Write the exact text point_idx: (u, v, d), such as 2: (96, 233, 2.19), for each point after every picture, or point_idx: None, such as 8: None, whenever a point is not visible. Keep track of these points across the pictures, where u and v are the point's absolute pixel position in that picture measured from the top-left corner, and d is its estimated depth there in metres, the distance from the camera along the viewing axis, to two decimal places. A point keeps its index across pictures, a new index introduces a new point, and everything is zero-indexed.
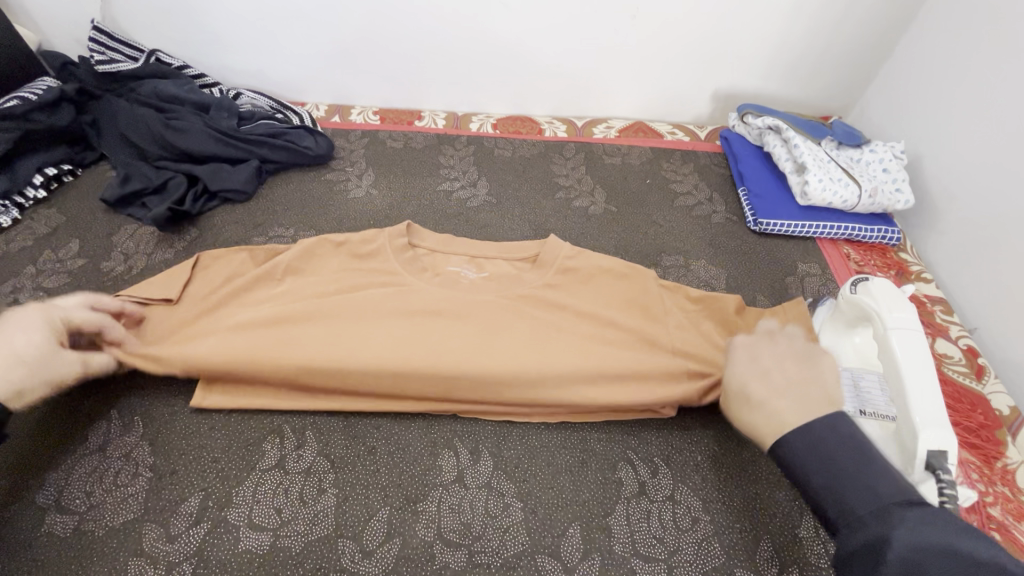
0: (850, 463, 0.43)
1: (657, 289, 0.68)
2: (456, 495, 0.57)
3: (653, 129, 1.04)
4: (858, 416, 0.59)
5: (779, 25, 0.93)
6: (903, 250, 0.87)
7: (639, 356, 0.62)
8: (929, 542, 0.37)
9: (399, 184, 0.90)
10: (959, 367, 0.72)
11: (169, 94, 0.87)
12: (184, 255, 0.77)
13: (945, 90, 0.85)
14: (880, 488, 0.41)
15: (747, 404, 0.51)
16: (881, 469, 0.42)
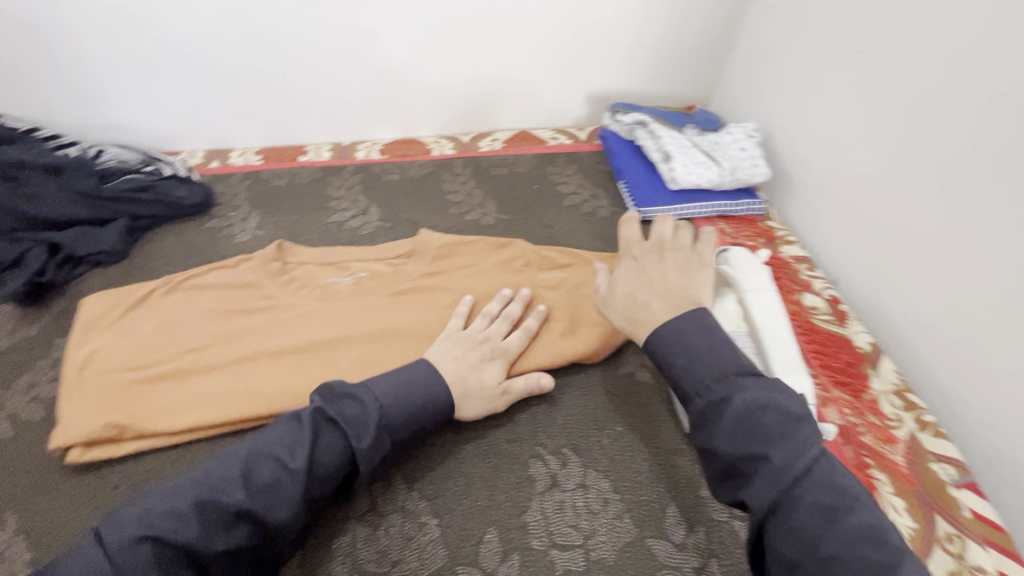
0: (708, 361, 0.47)
1: (520, 272, 0.77)
2: (371, 525, 0.56)
3: (537, 137, 1.08)
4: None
5: (629, 27, 1.00)
6: (769, 219, 0.95)
7: (500, 280, 0.75)
8: (756, 397, 0.43)
9: (288, 221, 0.88)
10: (825, 316, 0.79)
11: (11, 158, 0.77)
12: (50, 329, 0.72)
13: (780, 71, 0.95)
14: (731, 383, 0.44)
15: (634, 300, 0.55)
16: (807, 432, 0.41)
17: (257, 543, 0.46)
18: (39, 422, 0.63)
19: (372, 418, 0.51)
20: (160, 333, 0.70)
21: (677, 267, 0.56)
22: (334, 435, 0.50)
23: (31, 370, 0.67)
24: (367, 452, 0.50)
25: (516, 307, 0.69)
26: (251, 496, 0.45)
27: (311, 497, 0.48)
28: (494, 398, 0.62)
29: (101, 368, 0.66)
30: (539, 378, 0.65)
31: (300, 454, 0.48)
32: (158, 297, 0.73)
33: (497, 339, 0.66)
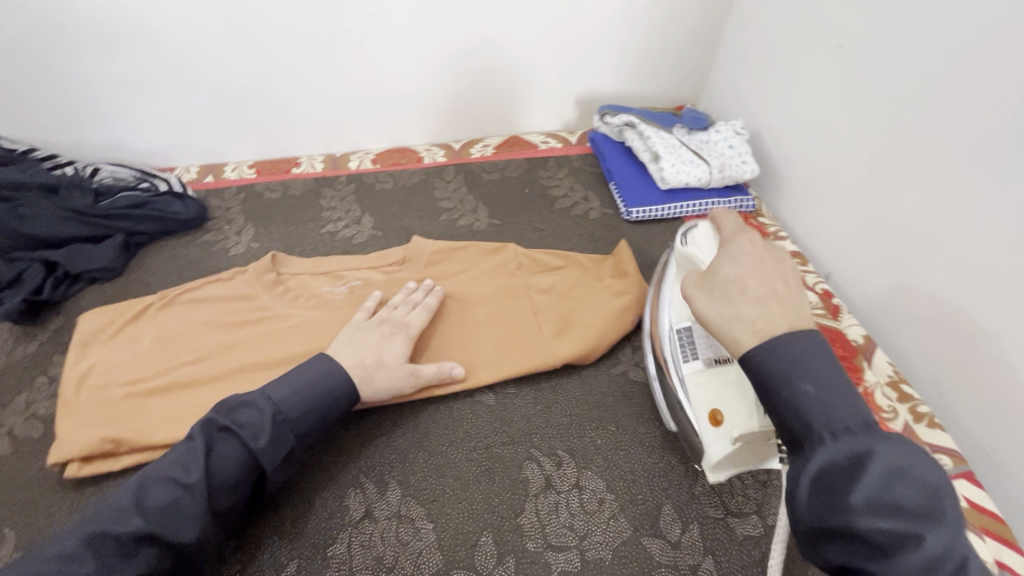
0: (846, 400, 0.41)
1: (512, 275, 0.78)
2: (366, 531, 0.56)
3: (528, 141, 1.09)
4: (710, 364, 0.61)
5: (615, 30, 1.01)
6: (760, 215, 0.95)
7: (493, 284, 0.76)
8: (903, 460, 0.37)
9: (281, 233, 0.89)
10: (818, 310, 0.79)
11: (10, 180, 0.80)
12: (48, 346, 0.73)
13: (766, 69, 0.96)
14: (877, 433, 0.39)
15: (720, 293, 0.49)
16: (953, 510, 0.36)
17: (170, 560, 0.48)
18: (37, 438, 0.64)
19: (267, 419, 0.54)
20: (156, 346, 0.71)
21: (755, 263, 0.50)
22: (230, 445, 0.52)
23: (29, 388, 0.68)
24: (266, 451, 0.53)
25: (419, 293, 0.72)
26: (150, 518, 0.48)
27: (217, 510, 0.51)
28: (397, 376, 0.63)
29: (99, 382, 0.66)
30: (451, 369, 0.65)
31: (194, 470, 0.50)
32: (155, 311, 0.74)
33: (399, 321, 0.68)
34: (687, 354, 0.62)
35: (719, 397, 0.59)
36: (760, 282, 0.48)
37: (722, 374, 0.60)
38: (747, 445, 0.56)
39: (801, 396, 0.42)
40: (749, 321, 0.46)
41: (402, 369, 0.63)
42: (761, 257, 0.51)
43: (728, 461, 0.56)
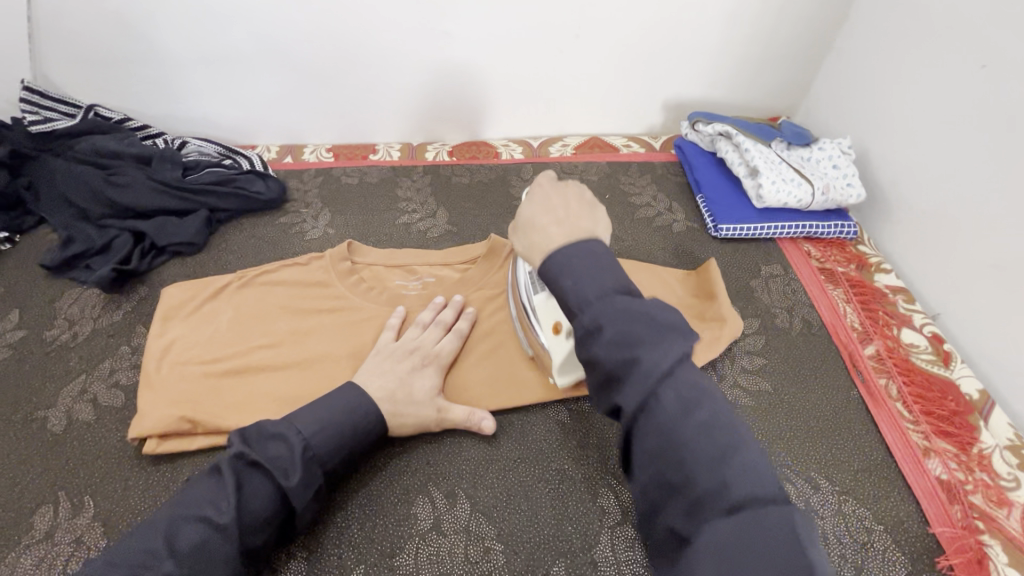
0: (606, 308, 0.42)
1: None
2: (434, 545, 0.54)
3: (609, 144, 1.05)
4: (551, 295, 0.63)
5: (718, 33, 0.95)
6: (860, 243, 0.88)
7: None
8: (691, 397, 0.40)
9: (357, 221, 0.88)
10: (925, 355, 0.72)
11: (109, 149, 0.84)
12: (132, 316, 0.74)
13: (882, 84, 0.88)
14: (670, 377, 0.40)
15: (524, 229, 0.50)
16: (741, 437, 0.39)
17: None
18: (119, 408, 0.65)
19: (299, 455, 0.51)
20: (232, 327, 0.71)
21: (544, 203, 0.50)
22: (259, 481, 0.50)
23: (112, 356, 0.70)
24: (298, 489, 0.50)
25: (449, 314, 0.69)
26: (180, 563, 0.44)
27: (247, 550, 0.48)
28: (425, 411, 0.60)
29: (178, 358, 0.67)
30: (481, 417, 0.61)
31: (226, 508, 0.47)
32: (233, 291, 0.74)
33: (430, 348, 0.65)
34: (535, 287, 0.64)
35: (555, 313, 0.62)
36: (550, 216, 0.49)
37: (555, 303, 0.63)
38: (579, 351, 0.61)
39: (567, 294, 0.44)
40: (535, 249, 0.48)
41: (431, 402, 0.61)
42: (577, 202, 0.50)
43: (570, 365, 0.61)
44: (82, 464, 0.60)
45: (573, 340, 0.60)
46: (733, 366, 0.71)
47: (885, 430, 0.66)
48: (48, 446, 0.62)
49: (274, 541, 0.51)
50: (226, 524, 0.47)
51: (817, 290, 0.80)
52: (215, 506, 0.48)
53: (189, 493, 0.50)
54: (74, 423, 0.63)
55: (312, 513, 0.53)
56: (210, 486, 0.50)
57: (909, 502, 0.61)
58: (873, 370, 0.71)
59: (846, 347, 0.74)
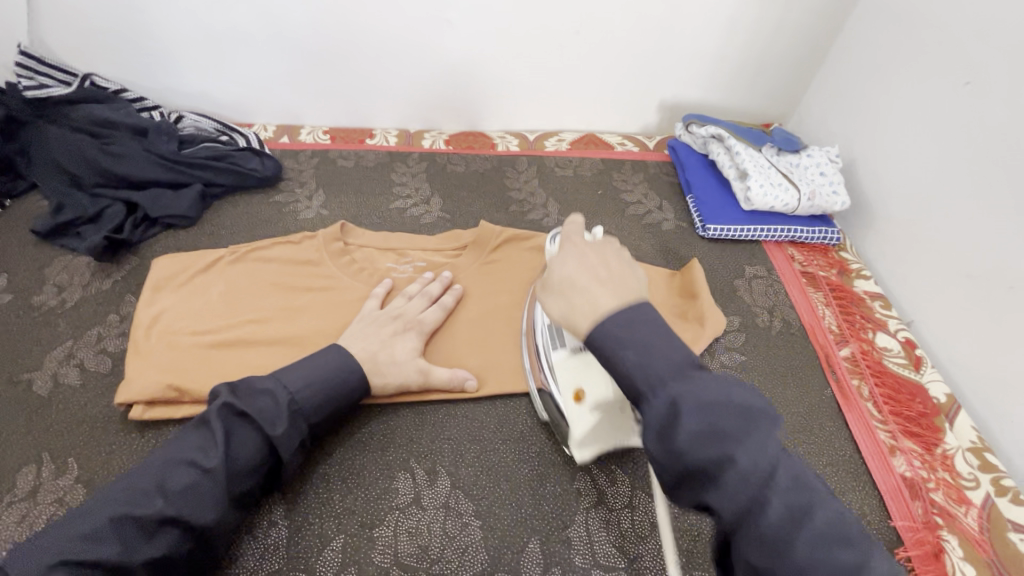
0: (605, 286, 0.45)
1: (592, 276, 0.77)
2: (413, 518, 0.55)
3: (604, 141, 1.06)
4: (578, 354, 0.59)
5: (716, 37, 0.97)
6: (843, 249, 0.90)
7: None
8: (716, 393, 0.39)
9: (351, 203, 0.89)
10: (898, 359, 0.75)
11: (104, 118, 0.84)
12: (122, 285, 0.74)
13: (871, 96, 0.90)
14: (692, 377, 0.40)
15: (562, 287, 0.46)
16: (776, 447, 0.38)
17: (187, 545, 0.47)
18: (104, 373, 0.65)
19: (285, 408, 0.53)
20: (221, 302, 0.71)
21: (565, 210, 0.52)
22: (247, 432, 0.51)
23: (100, 323, 0.70)
24: (284, 439, 0.52)
25: (436, 287, 0.71)
26: (171, 503, 0.46)
27: (235, 494, 0.50)
28: (407, 371, 0.62)
29: (167, 327, 0.68)
30: (464, 378, 0.64)
31: (213, 454, 0.49)
32: (225, 265, 0.75)
33: (413, 315, 0.67)
34: (556, 342, 0.61)
35: (582, 373, 0.58)
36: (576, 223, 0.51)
37: (584, 363, 0.59)
38: (604, 418, 0.57)
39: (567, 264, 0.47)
40: (582, 309, 0.45)
41: (414, 364, 0.63)
42: (619, 263, 0.49)
43: (591, 435, 0.57)
44: (67, 428, 0.60)
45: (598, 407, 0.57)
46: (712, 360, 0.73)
47: (855, 429, 0.68)
48: (32, 408, 0.62)
49: (262, 488, 0.53)
50: (213, 469, 0.48)
51: (797, 292, 0.83)
52: (200, 451, 0.49)
53: (173, 440, 0.51)
54: (60, 386, 0.64)
55: (297, 463, 0.55)
56: (196, 433, 0.51)
57: (875, 499, 0.63)
58: (847, 371, 0.74)
59: (822, 348, 0.76)
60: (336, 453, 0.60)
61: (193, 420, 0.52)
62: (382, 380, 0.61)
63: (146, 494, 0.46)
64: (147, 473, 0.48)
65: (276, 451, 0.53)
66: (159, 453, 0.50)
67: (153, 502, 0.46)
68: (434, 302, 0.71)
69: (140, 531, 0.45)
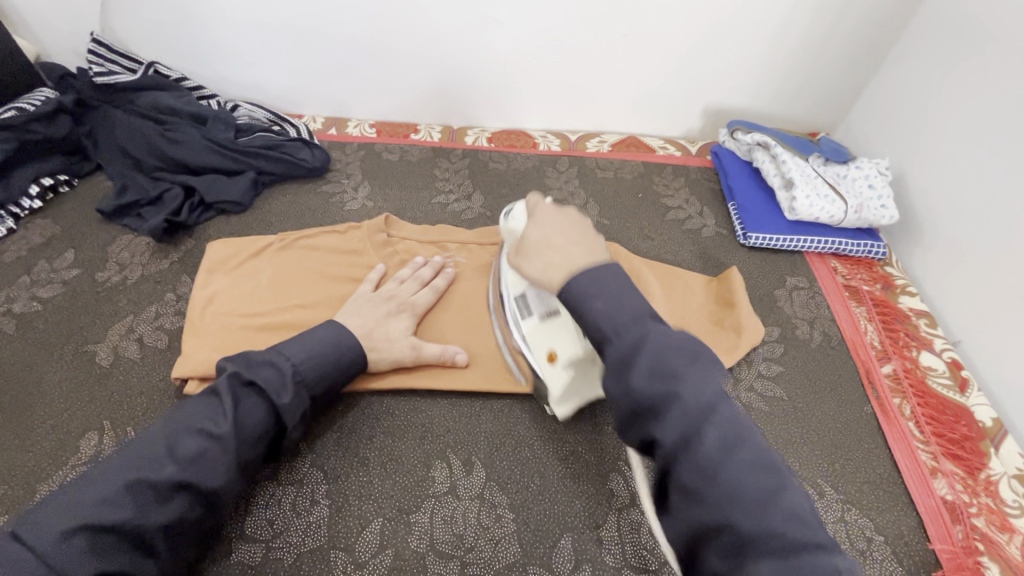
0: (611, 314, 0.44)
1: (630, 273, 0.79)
2: (449, 506, 0.57)
3: (645, 144, 1.06)
4: (546, 320, 0.62)
5: (766, 43, 0.95)
6: (888, 264, 0.88)
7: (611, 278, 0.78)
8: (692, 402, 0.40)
9: (395, 196, 0.91)
10: (943, 380, 0.73)
11: (167, 105, 0.87)
12: (178, 266, 0.77)
13: (926, 108, 0.87)
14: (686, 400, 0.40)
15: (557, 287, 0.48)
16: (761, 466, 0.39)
17: (197, 511, 0.49)
18: (161, 349, 0.68)
19: (289, 380, 0.55)
20: (271, 286, 0.74)
21: (551, 229, 0.54)
22: (254, 403, 0.53)
23: (158, 301, 0.73)
24: (289, 408, 0.54)
25: (427, 271, 0.73)
26: (182, 469, 0.48)
27: (243, 462, 0.52)
28: (401, 348, 0.64)
29: (221, 308, 0.71)
30: (454, 352, 0.66)
31: (223, 422, 0.51)
32: (274, 251, 0.78)
33: (406, 297, 0.69)
34: (523, 313, 0.63)
35: (553, 336, 0.61)
36: (566, 239, 0.52)
37: (551, 328, 0.62)
38: (577, 375, 0.60)
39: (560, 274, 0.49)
40: (558, 266, 0.50)
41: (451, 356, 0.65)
42: (578, 226, 0.55)
43: (568, 391, 0.61)
44: (126, 397, 0.64)
45: (570, 364, 0.59)
46: (749, 369, 0.73)
47: (895, 448, 0.67)
48: (95, 378, 0.66)
49: (261, 459, 0.55)
50: (222, 437, 0.50)
51: (839, 306, 0.81)
52: (205, 423, 0.51)
53: (175, 414, 0.52)
54: (120, 358, 0.67)
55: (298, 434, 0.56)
56: (203, 405, 0.52)
57: (913, 520, 0.62)
58: (888, 389, 0.72)
59: (863, 363, 0.75)
60: (375, 439, 0.61)
61: (197, 394, 0.54)
62: (377, 357, 0.63)
63: (156, 461, 0.48)
64: (153, 443, 0.49)
65: (280, 422, 0.55)
66: (163, 424, 0.51)
67: (165, 468, 0.47)
68: (426, 286, 0.73)
69: (152, 496, 0.46)
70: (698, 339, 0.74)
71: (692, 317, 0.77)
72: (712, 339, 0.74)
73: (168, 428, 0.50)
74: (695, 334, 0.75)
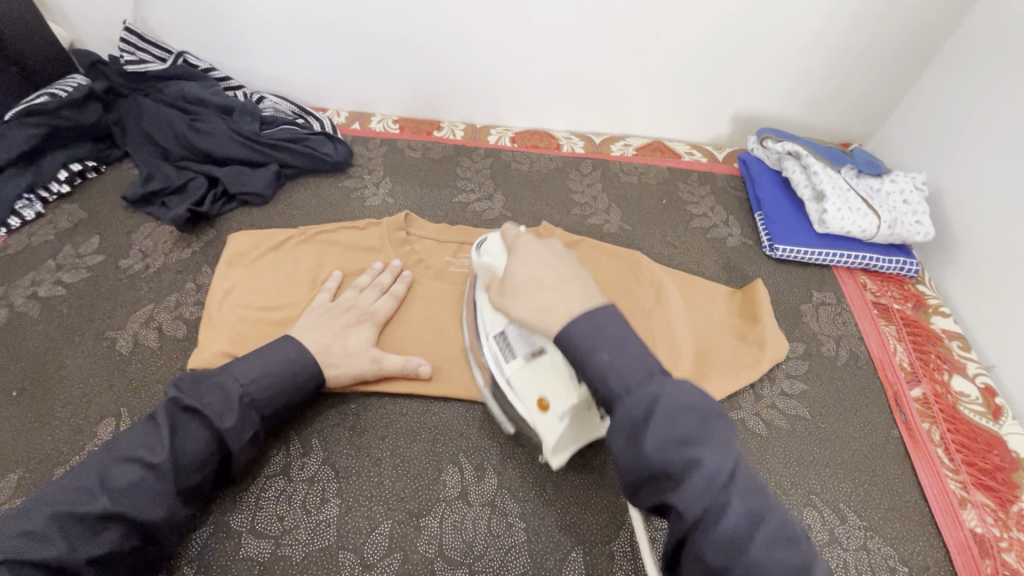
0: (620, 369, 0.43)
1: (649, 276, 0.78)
2: (460, 512, 0.56)
3: (671, 150, 1.04)
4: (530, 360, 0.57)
5: (801, 50, 0.92)
6: (920, 282, 0.85)
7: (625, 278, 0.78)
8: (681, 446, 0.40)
9: (416, 193, 0.91)
10: (975, 407, 0.70)
11: (195, 95, 0.88)
12: (199, 256, 0.78)
13: (967, 121, 0.84)
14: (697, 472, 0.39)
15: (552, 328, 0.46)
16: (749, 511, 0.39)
17: (133, 542, 0.47)
18: (179, 339, 0.69)
19: (235, 401, 0.53)
20: (291, 280, 0.74)
21: (537, 267, 0.51)
22: (195, 428, 0.52)
23: (178, 291, 0.74)
24: (234, 430, 0.53)
25: (386, 277, 0.72)
26: (114, 499, 0.46)
27: (184, 489, 0.50)
28: (361, 362, 0.63)
29: (239, 300, 0.71)
30: (417, 364, 0.64)
31: (158, 451, 0.49)
32: (293, 245, 0.77)
33: (366, 307, 0.68)
34: (507, 355, 0.58)
35: (538, 381, 0.56)
36: (555, 274, 0.50)
37: (539, 371, 0.56)
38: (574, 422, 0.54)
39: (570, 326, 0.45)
40: (554, 308, 0.47)
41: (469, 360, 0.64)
42: (563, 256, 0.53)
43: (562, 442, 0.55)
44: (143, 386, 0.64)
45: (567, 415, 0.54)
46: (771, 386, 0.71)
47: (922, 475, 0.65)
48: (113, 365, 0.66)
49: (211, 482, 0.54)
50: (158, 466, 0.49)
51: (868, 324, 0.79)
52: (140, 452, 0.49)
53: (112, 444, 0.51)
54: (138, 347, 0.68)
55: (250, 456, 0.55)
56: (145, 433, 0.51)
57: (938, 551, 0.60)
58: (917, 413, 0.70)
59: (891, 385, 0.72)
60: (389, 439, 0.61)
61: (135, 421, 0.52)
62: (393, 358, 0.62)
63: (86, 492, 0.46)
64: (87, 473, 0.48)
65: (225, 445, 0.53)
66: (100, 453, 0.50)
67: (95, 501, 0.46)
68: (386, 293, 0.72)
69: (83, 530, 0.45)
70: (720, 350, 0.73)
71: (715, 329, 0.75)
72: (734, 353, 0.72)
73: (103, 458, 0.49)
74: (717, 346, 0.73)
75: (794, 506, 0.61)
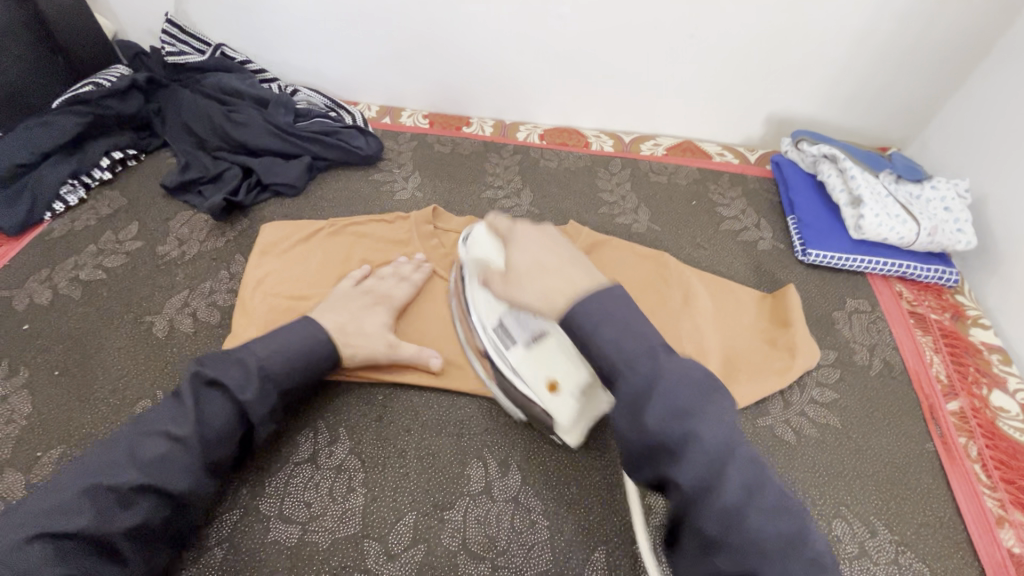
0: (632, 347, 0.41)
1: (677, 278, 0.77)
2: (484, 507, 0.57)
3: (702, 150, 1.02)
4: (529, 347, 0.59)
5: (841, 50, 0.90)
6: (959, 292, 0.83)
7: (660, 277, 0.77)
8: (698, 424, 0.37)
9: (443, 188, 0.91)
10: (1015, 423, 0.67)
11: (232, 87, 0.90)
12: (233, 244, 0.79)
13: (1014, 127, 0.81)
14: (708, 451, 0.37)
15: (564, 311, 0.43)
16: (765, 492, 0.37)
17: (164, 514, 0.49)
18: (213, 325, 0.70)
19: (256, 376, 0.54)
20: (321, 271, 0.75)
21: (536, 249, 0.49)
22: (219, 402, 0.53)
23: (212, 278, 0.75)
24: (254, 403, 0.53)
25: (411, 270, 0.73)
26: (143, 471, 0.48)
27: (213, 463, 0.52)
28: (379, 347, 0.64)
29: (271, 288, 0.72)
30: (430, 355, 0.65)
31: (183, 424, 0.51)
32: (323, 236, 0.78)
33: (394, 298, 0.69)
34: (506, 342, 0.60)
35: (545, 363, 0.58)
36: (552, 253, 0.48)
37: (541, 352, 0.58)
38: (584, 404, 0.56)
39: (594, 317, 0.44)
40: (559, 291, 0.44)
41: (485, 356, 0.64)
42: (556, 241, 0.52)
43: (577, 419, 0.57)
44: (179, 369, 0.66)
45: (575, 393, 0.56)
46: (800, 393, 0.69)
47: (958, 492, 0.63)
48: (150, 348, 0.68)
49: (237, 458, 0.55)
50: (182, 438, 0.50)
51: (904, 333, 0.77)
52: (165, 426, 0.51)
53: (142, 420, 0.53)
54: (174, 331, 0.69)
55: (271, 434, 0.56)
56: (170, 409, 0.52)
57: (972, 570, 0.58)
58: (953, 427, 0.68)
59: (927, 398, 0.70)
60: (415, 432, 0.62)
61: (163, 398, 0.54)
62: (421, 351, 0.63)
63: (116, 466, 0.48)
64: (118, 449, 0.50)
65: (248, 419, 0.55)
66: (133, 428, 0.52)
67: (125, 473, 0.48)
68: (413, 285, 0.72)
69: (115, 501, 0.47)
70: (749, 356, 0.72)
71: (744, 334, 0.74)
72: (764, 359, 0.71)
73: (134, 433, 0.51)
74: (746, 351, 0.72)
75: (823, 517, 0.60)
